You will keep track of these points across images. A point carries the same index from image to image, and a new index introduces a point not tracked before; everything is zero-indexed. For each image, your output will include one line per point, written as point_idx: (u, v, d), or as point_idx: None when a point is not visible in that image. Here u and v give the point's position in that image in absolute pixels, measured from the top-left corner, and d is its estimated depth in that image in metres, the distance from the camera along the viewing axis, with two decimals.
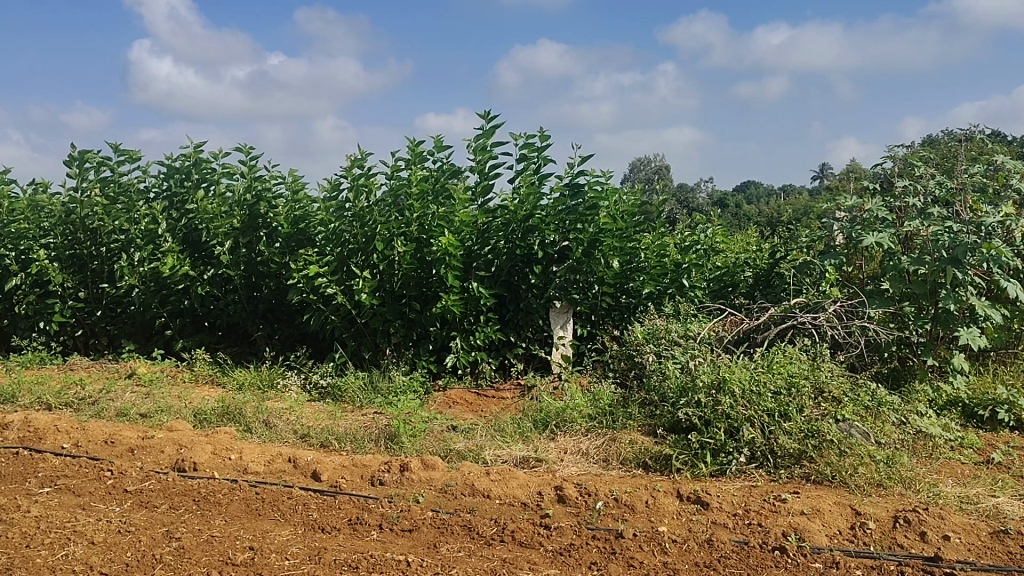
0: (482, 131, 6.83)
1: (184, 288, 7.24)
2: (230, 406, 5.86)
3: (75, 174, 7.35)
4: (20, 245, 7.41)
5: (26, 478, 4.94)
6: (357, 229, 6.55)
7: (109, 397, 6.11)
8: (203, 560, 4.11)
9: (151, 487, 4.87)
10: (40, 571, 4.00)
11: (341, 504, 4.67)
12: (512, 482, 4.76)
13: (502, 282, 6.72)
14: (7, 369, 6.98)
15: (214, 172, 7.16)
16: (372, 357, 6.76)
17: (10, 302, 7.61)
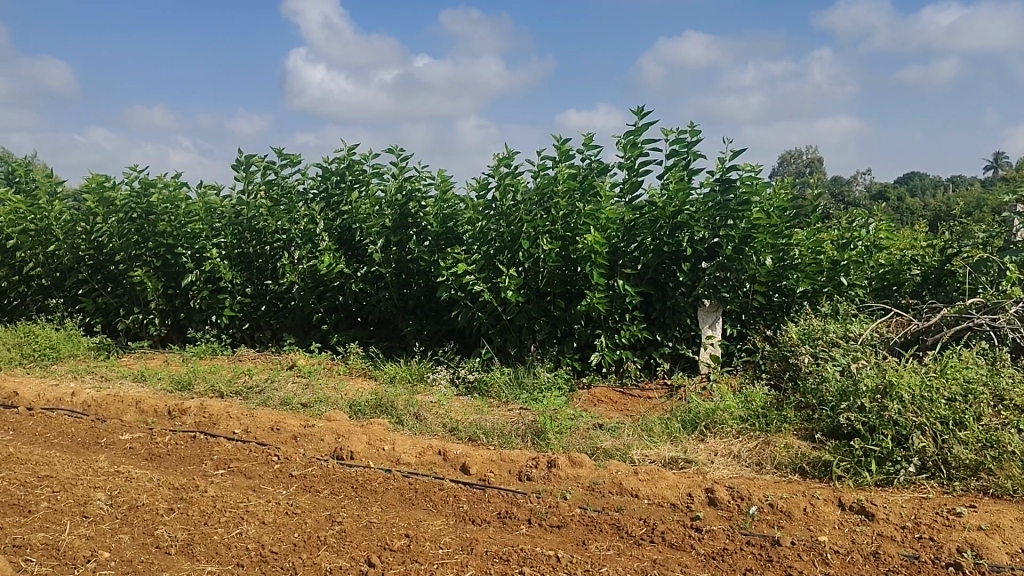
0: (632, 128, 6.78)
1: (339, 285, 7.60)
2: (383, 399, 6.09)
3: (243, 177, 7.83)
4: (194, 245, 7.97)
5: (203, 461, 5.33)
6: (503, 228, 6.69)
7: (272, 386, 6.49)
8: (363, 544, 4.31)
9: (313, 473, 5.15)
10: (218, 547, 4.32)
11: (490, 498, 4.76)
12: (661, 482, 4.70)
13: (649, 280, 6.68)
14: (183, 358, 7.53)
15: (367, 173, 7.49)
16: (518, 353, 6.86)
17: (186, 296, 8.17)
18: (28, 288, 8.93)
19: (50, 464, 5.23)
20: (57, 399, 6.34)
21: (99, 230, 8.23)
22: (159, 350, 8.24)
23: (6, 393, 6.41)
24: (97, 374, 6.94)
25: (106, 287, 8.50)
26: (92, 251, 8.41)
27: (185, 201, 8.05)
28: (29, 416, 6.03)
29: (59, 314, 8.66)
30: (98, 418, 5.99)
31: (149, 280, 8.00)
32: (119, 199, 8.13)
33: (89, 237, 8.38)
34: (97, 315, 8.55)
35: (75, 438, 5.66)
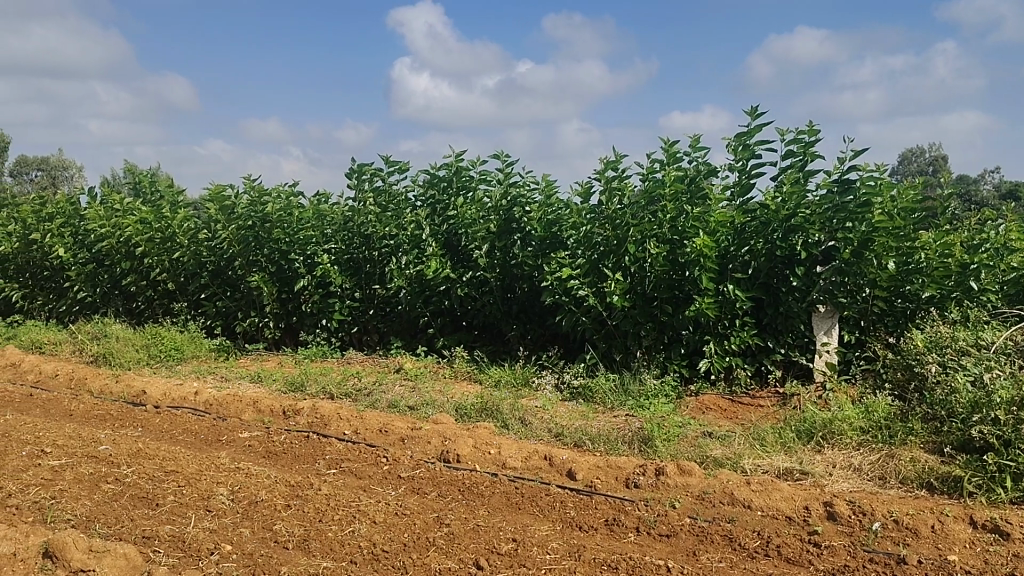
0: (744, 129, 6.65)
1: (444, 290, 7.72)
2: (489, 402, 6.14)
3: (353, 185, 8.07)
4: (306, 251, 8.23)
5: (316, 460, 5.50)
6: (609, 233, 6.70)
7: (380, 389, 6.64)
8: (471, 547, 4.34)
9: (422, 475, 5.24)
10: (332, 544, 4.44)
11: (597, 505, 4.72)
12: (776, 494, 4.55)
13: (760, 285, 6.44)
14: (296, 360, 7.80)
15: (473, 180, 7.63)
16: (623, 359, 6.80)
17: (298, 300, 8.44)
18: (154, 291, 9.39)
19: (176, 460, 5.51)
20: (181, 397, 6.67)
21: (218, 237, 8.62)
22: (274, 352, 8.54)
23: (135, 391, 6.80)
24: (217, 375, 7.27)
25: (224, 291, 8.86)
26: (212, 257, 8.80)
27: (298, 209, 8.36)
28: (156, 414, 6.36)
29: (182, 317, 9.07)
30: (219, 417, 6.27)
31: (265, 285, 8.29)
32: (237, 207, 8.52)
33: (209, 244, 8.77)
34: (216, 319, 8.93)
35: (198, 435, 5.94)
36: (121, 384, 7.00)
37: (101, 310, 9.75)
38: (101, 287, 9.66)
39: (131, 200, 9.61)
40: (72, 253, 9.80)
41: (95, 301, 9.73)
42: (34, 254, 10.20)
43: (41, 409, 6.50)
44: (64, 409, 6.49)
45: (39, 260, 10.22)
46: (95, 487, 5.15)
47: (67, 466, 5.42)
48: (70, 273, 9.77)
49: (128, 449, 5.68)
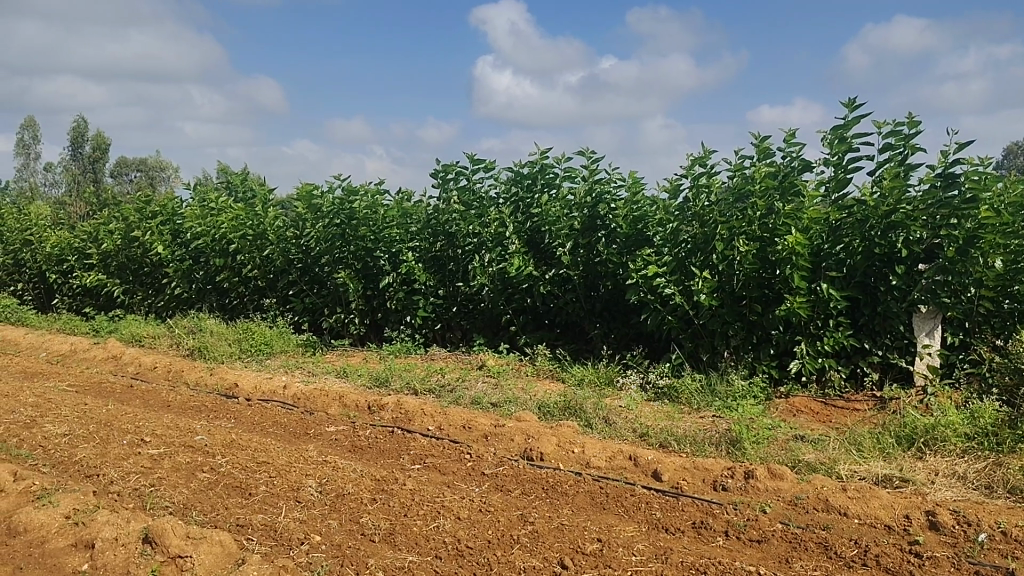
0: (840, 123, 6.49)
1: (527, 288, 7.75)
2: (572, 401, 6.11)
3: (438, 185, 8.14)
4: (391, 249, 8.39)
5: (401, 455, 5.57)
6: (697, 230, 6.64)
7: (463, 385, 6.69)
8: (556, 546, 4.32)
9: (505, 472, 5.24)
10: (418, 539, 4.49)
11: (684, 507, 4.64)
12: (874, 501, 4.39)
13: (856, 284, 6.27)
14: (381, 356, 7.92)
15: (558, 177, 7.62)
16: (710, 360, 6.68)
17: (383, 297, 8.57)
18: (245, 287, 9.65)
19: (267, 451, 5.66)
20: (271, 391, 6.85)
21: (307, 235, 8.84)
22: (359, 348, 8.67)
23: (228, 384, 7.03)
24: (305, 370, 7.44)
25: (312, 288, 9.07)
26: (300, 254, 9.01)
27: (383, 207, 8.50)
28: (248, 406, 6.56)
29: (272, 312, 9.31)
30: (307, 411, 6.42)
31: (351, 282, 8.45)
32: (325, 206, 8.71)
33: (298, 241, 8.99)
34: (304, 314, 9.14)
35: (287, 428, 6.10)
36: (215, 376, 7.24)
37: (197, 305, 10.06)
38: (197, 283, 9.98)
39: (225, 199, 9.95)
40: (170, 250, 10.18)
41: (191, 296, 10.06)
42: (134, 251, 10.65)
43: (140, 400, 6.78)
44: (162, 400, 6.75)
45: (139, 256, 10.66)
46: (191, 476, 5.34)
47: (165, 455, 5.63)
48: (168, 269, 10.15)
49: (222, 440, 5.87)
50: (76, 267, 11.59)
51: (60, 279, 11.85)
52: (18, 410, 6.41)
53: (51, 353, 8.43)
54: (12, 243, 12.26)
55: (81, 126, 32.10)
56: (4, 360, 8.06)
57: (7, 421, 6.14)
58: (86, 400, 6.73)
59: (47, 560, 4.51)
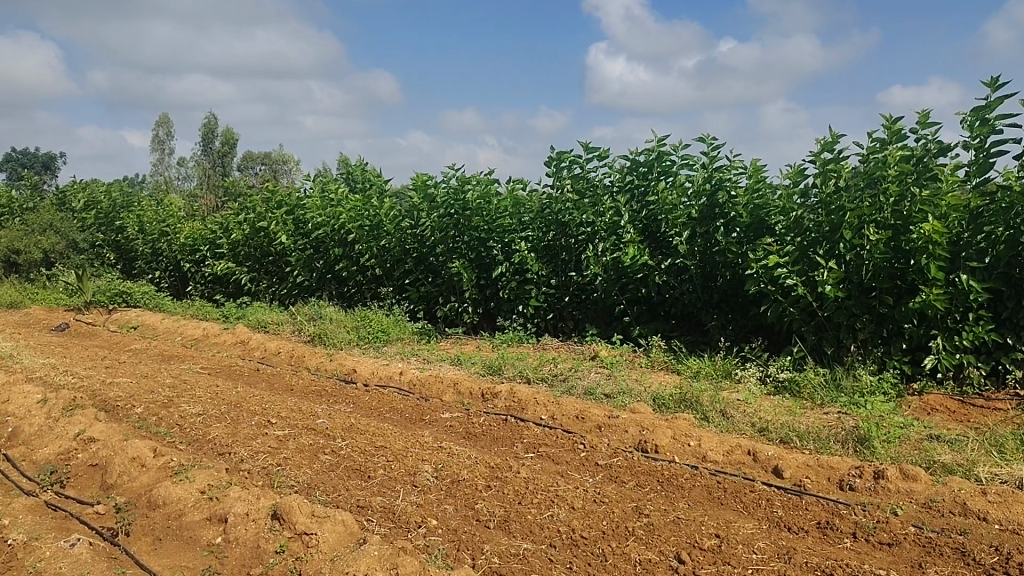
0: (982, 103, 6.12)
1: (641, 277, 7.67)
2: (688, 394, 5.99)
3: (552, 173, 8.15)
4: (504, 239, 8.49)
5: (515, 443, 5.61)
6: (823, 219, 6.44)
7: (576, 375, 6.69)
8: (673, 540, 4.25)
9: (619, 463, 5.20)
10: (532, 527, 4.52)
11: (808, 505, 4.47)
12: (1017, 507, 4.11)
13: (1000, 275, 5.86)
14: (494, 345, 7.98)
15: (675, 164, 7.57)
16: (835, 353, 6.38)
17: (496, 287, 8.64)
18: (363, 276, 9.92)
19: (385, 436, 5.82)
20: (388, 377, 7.04)
21: (422, 225, 9.03)
22: (472, 336, 8.76)
23: (348, 370, 7.26)
24: (420, 357, 7.61)
25: (426, 277, 9.25)
26: (415, 244, 9.21)
27: (496, 197, 8.59)
28: (366, 392, 6.75)
29: (388, 301, 9.52)
30: (422, 397, 6.56)
31: (465, 271, 8.57)
32: (439, 195, 8.84)
33: (413, 231, 9.19)
34: (419, 303, 9.32)
35: (403, 414, 6.24)
36: (334, 362, 7.50)
37: (317, 292, 10.40)
38: (317, 272, 10.32)
39: (344, 189, 10.30)
40: (293, 240, 10.57)
41: (312, 284, 10.41)
42: (260, 241, 11.12)
43: (267, 383, 7.10)
44: (286, 384, 7.06)
45: (265, 246, 11.12)
46: (314, 457, 5.55)
47: (290, 436, 5.87)
48: (291, 258, 10.54)
49: (342, 424, 6.07)
50: (207, 256, 12.22)
51: (193, 268, 12.52)
52: (157, 390, 6.83)
53: (185, 337, 8.94)
54: (151, 233, 13.04)
55: (210, 122, 33.84)
56: (144, 343, 8.61)
57: (147, 400, 6.56)
58: (218, 382, 7.10)
59: (184, 532, 4.83)
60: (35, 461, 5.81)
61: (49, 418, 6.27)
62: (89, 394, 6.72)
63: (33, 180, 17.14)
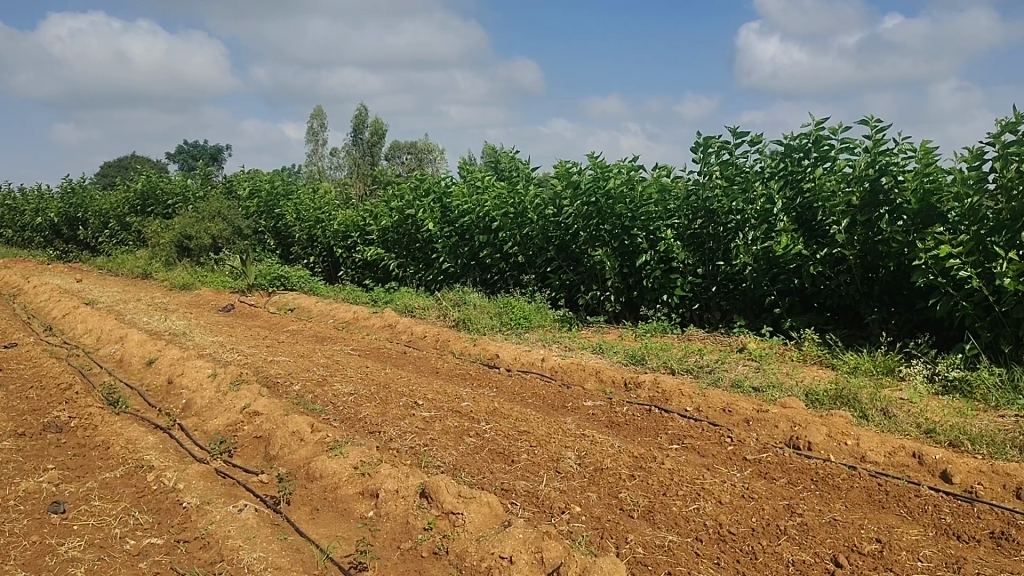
0: None
1: (795, 268, 7.41)
2: (844, 390, 5.72)
3: (700, 159, 8.06)
4: (649, 227, 8.40)
5: (659, 433, 5.55)
6: (1002, 206, 6.03)
7: (723, 367, 6.53)
8: (829, 542, 4.07)
9: (770, 459, 5.03)
10: (678, 519, 4.45)
11: (980, 514, 4.18)
12: None
13: None
14: (637, 335, 7.89)
15: (833, 149, 7.35)
16: (1012, 353, 5.90)
17: (639, 276, 8.57)
18: (506, 264, 10.05)
19: (528, 421, 5.89)
20: (530, 362, 7.12)
21: (564, 213, 9.06)
22: (614, 325, 8.70)
23: (491, 355, 7.41)
24: (562, 344, 7.64)
25: (569, 265, 9.28)
26: (558, 232, 9.26)
27: (641, 183, 8.53)
28: (510, 377, 6.87)
29: (530, 288, 9.59)
30: (564, 384, 6.60)
31: (608, 259, 8.53)
32: (584, 182, 8.84)
33: (557, 220, 9.22)
34: (561, 291, 9.36)
35: (546, 400, 6.30)
36: (478, 347, 7.66)
37: (460, 279, 10.62)
38: (462, 259, 10.55)
39: (490, 177, 10.50)
40: (439, 227, 10.85)
41: (457, 271, 10.64)
42: (408, 228, 11.48)
43: (414, 366, 7.35)
44: (432, 367, 7.29)
45: (412, 233, 11.48)
46: (460, 439, 5.70)
47: (436, 418, 6.04)
48: (437, 245, 10.81)
49: (486, 407, 6.19)
50: (358, 242, 12.73)
51: (346, 254, 13.08)
52: (313, 369, 7.22)
53: (337, 320, 9.38)
54: (307, 220, 13.73)
55: (362, 113, 35.31)
56: (301, 325, 9.10)
57: (304, 378, 6.94)
58: (369, 363, 7.42)
59: (339, 504, 5.09)
60: (206, 430, 6.27)
61: (218, 392, 6.74)
62: (253, 370, 7.18)
63: (205, 170, 18.38)
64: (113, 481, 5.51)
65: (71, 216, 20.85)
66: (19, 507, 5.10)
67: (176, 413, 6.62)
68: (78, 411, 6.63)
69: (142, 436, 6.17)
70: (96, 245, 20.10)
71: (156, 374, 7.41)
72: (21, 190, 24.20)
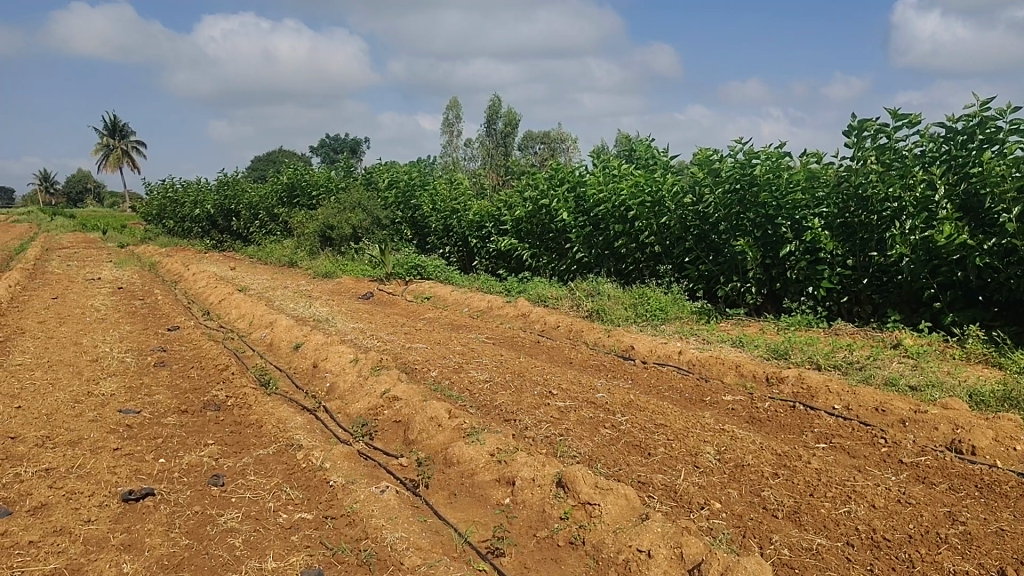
0: None
1: (958, 259, 6.97)
2: (1013, 392, 5.30)
3: (853, 143, 7.75)
4: (796, 215, 8.10)
5: (804, 431, 5.33)
6: None
7: (875, 364, 6.20)
8: (996, 554, 3.78)
9: (928, 463, 4.73)
10: (826, 521, 4.25)
11: None
12: None
13: None
14: (781, 329, 7.61)
15: (1002, 131, 6.90)
16: None
17: (783, 267, 8.28)
18: (641, 254, 9.90)
19: (665, 414, 5.79)
20: (667, 355, 6.99)
21: (705, 201, 8.89)
22: (755, 317, 8.45)
23: (625, 347, 7.34)
24: (699, 337, 7.46)
25: (708, 255, 9.09)
26: (697, 221, 9.08)
27: (788, 171, 8.28)
28: (645, 369, 6.79)
29: (666, 279, 9.39)
30: (702, 378, 6.46)
31: (750, 249, 8.27)
32: (725, 170, 8.68)
33: (696, 208, 9.06)
34: (699, 282, 9.17)
35: (683, 393, 6.18)
36: (612, 338, 7.61)
37: (595, 269, 10.57)
38: (597, 249, 10.49)
39: (628, 166, 10.45)
40: (574, 217, 10.78)
41: (591, 261, 10.59)
42: (543, 218, 11.48)
43: (547, 355, 7.39)
44: (566, 357, 7.30)
45: (546, 222, 11.47)
46: (595, 430, 5.67)
47: (571, 408, 6.04)
48: (571, 235, 10.75)
49: (621, 399, 6.13)
50: (493, 232, 12.87)
51: (480, 243, 13.18)
52: (449, 356, 7.38)
53: (472, 308, 9.56)
54: (444, 210, 14.01)
55: (496, 104, 35.70)
56: (436, 313, 9.33)
57: (441, 365, 7.11)
58: (503, 352, 7.51)
59: (476, 490, 5.18)
60: (350, 413, 6.54)
61: (360, 376, 7.01)
62: (393, 357, 7.41)
63: (347, 162, 19.10)
64: (265, 458, 5.83)
65: (226, 208, 22.24)
66: (183, 478, 5.48)
67: (322, 396, 6.94)
68: (234, 391, 7.06)
69: (291, 417, 6.50)
70: (248, 235, 21.37)
71: (303, 358, 7.79)
72: (181, 184, 26.04)
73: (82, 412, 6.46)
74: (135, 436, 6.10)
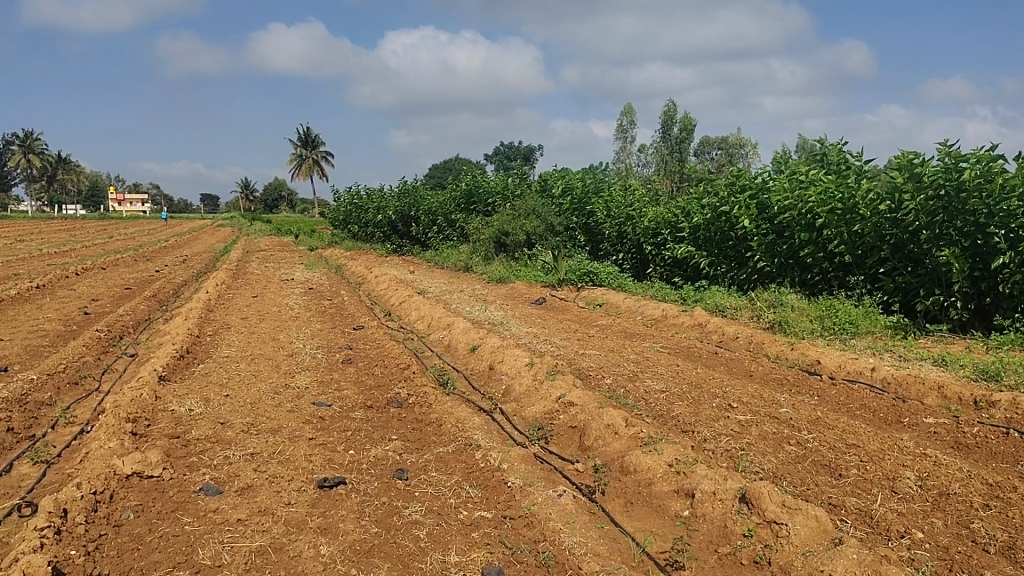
0: None
1: None
2: None
3: None
4: (1011, 224, 7.50)
5: (1020, 461, 4.91)
6: None
7: None
8: None
9: None
10: None
11: None
12: None
13: None
14: (989, 348, 7.11)
15: None
16: None
17: (995, 281, 7.70)
18: (830, 264, 9.50)
19: (857, 434, 5.49)
20: (858, 371, 6.65)
21: (904, 208, 8.37)
22: (959, 335, 7.89)
23: (811, 361, 7.04)
24: (895, 354, 7.02)
25: (906, 266, 8.57)
26: (895, 230, 8.57)
27: (1003, 175, 7.65)
28: (834, 386, 6.48)
29: (858, 291, 9.00)
30: (899, 398, 6.09)
31: (956, 261, 7.74)
32: (928, 175, 8.09)
33: (893, 216, 8.57)
34: (895, 294, 8.66)
35: (877, 413, 5.85)
36: (796, 351, 7.32)
37: (778, 279, 10.21)
38: (779, 258, 10.10)
39: (817, 171, 9.99)
40: (756, 224, 10.45)
41: (773, 271, 10.24)
42: (722, 225, 11.20)
43: (726, 367, 7.20)
44: (746, 369, 7.10)
45: (725, 230, 11.19)
46: (779, 446, 5.46)
47: (752, 422, 5.86)
48: (753, 243, 10.44)
49: (808, 416, 5.88)
50: (668, 239, 12.70)
51: (654, 251, 13.06)
52: (624, 364, 7.37)
53: (645, 316, 9.49)
54: (618, 216, 13.98)
55: (671, 109, 35.20)
56: (610, 320, 9.34)
57: (616, 373, 7.11)
58: (680, 362, 7.40)
59: (654, 500, 5.13)
60: (526, 416, 6.67)
61: (535, 380, 7.14)
62: (567, 362, 7.49)
63: (522, 169, 19.48)
64: (446, 456, 6.05)
65: (406, 214, 23.29)
66: (371, 470, 5.79)
67: (498, 398, 7.13)
68: (416, 389, 7.38)
69: (469, 417, 6.71)
70: (427, 241, 22.27)
71: (480, 361, 8.03)
72: (363, 191, 27.55)
73: (281, 402, 6.97)
74: (328, 428, 6.51)
